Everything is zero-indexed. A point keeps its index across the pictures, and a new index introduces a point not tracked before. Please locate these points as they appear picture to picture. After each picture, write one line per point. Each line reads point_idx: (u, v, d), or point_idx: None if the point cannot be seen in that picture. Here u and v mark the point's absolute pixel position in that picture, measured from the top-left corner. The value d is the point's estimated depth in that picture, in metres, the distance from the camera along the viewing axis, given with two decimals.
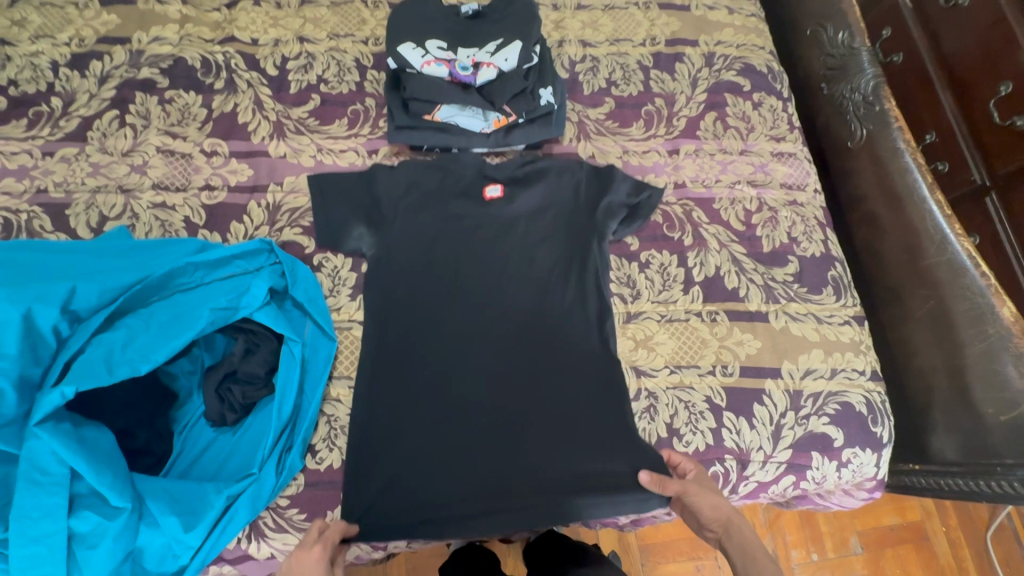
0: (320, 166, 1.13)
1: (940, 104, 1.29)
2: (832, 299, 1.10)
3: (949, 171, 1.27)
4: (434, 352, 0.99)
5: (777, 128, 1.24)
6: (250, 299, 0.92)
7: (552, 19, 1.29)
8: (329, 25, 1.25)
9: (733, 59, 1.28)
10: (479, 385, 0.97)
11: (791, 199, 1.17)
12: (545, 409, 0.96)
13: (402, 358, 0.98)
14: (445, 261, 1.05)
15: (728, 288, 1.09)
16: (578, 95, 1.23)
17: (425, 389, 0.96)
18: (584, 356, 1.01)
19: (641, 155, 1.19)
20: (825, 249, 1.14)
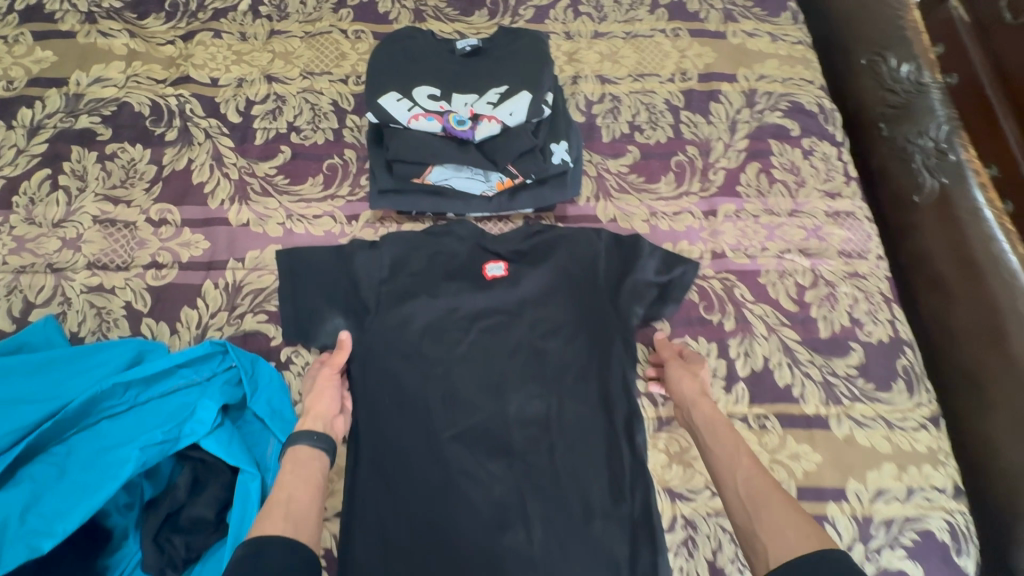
0: (290, 237, 0.95)
1: (1003, 128, 0.99)
2: (904, 397, 0.92)
3: (1017, 212, 0.97)
4: (424, 489, 0.81)
5: (832, 181, 1.04)
6: (194, 425, 0.75)
7: (565, 49, 1.10)
8: (302, 61, 1.07)
9: (779, 97, 1.09)
10: (478, 529, 0.80)
11: (851, 270, 0.98)
12: (558, 560, 0.78)
13: (385, 498, 0.80)
14: (437, 367, 0.86)
15: (779, 386, 0.90)
16: (596, 143, 1.04)
17: (412, 536, 0.78)
18: (605, 487, 0.83)
19: (671, 218, 1.00)
20: (893, 332, 0.96)
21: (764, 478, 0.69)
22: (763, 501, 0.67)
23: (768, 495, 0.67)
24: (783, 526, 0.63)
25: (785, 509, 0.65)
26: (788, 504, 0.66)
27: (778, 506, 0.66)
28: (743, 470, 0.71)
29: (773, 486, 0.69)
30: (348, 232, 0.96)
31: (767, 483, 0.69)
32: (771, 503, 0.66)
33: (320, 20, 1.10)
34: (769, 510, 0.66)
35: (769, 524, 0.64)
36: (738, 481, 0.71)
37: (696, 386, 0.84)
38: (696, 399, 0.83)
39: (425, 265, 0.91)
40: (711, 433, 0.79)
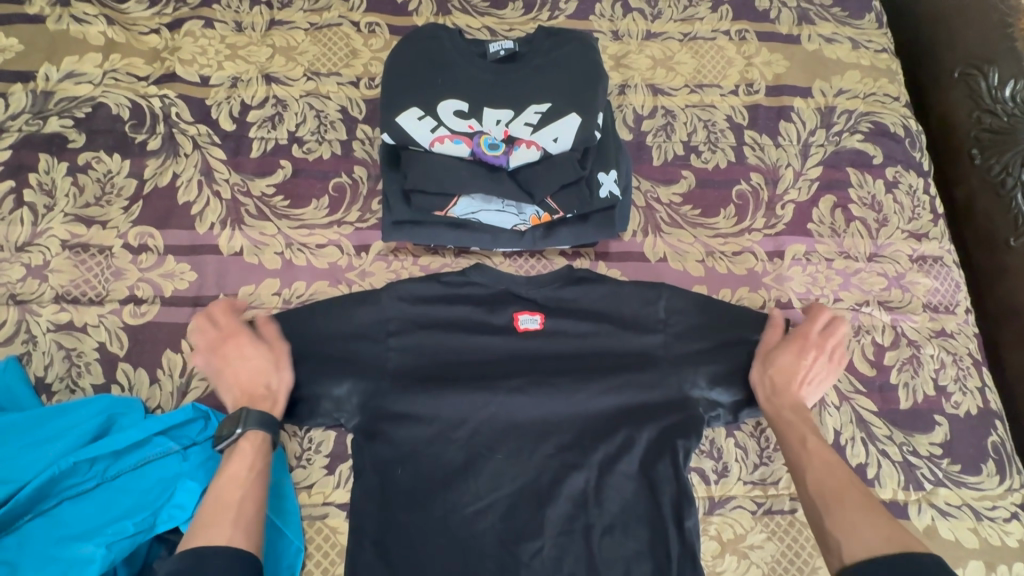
0: (290, 270, 0.82)
1: None
2: (994, 483, 0.79)
3: None
4: None
5: (918, 219, 0.90)
6: (173, 510, 0.63)
7: (612, 53, 0.95)
8: (307, 58, 0.92)
9: (859, 117, 0.94)
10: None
11: (938, 327, 0.85)
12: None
13: None
14: (460, 432, 0.75)
15: (852, 465, 0.78)
16: (646, 167, 0.90)
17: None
18: None
19: (730, 259, 0.86)
20: (984, 403, 0.83)
21: (841, 478, 0.66)
22: (839, 499, 0.64)
23: (848, 498, 0.64)
24: (865, 530, 0.60)
25: (868, 512, 0.62)
26: (870, 508, 0.62)
27: (859, 507, 0.63)
28: (817, 465, 0.68)
29: (847, 484, 0.66)
30: (356, 266, 0.83)
31: (846, 483, 0.65)
32: (852, 506, 0.63)
33: (328, 9, 0.94)
34: (848, 509, 0.63)
35: (846, 523, 0.62)
36: (813, 475, 0.68)
37: (770, 378, 0.74)
38: (768, 392, 0.74)
39: (446, 313, 0.78)
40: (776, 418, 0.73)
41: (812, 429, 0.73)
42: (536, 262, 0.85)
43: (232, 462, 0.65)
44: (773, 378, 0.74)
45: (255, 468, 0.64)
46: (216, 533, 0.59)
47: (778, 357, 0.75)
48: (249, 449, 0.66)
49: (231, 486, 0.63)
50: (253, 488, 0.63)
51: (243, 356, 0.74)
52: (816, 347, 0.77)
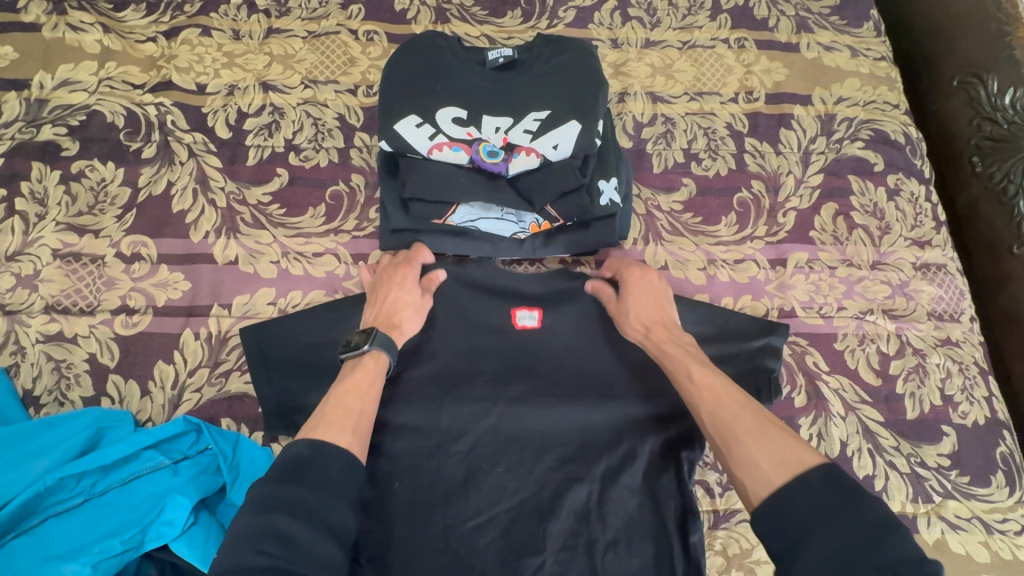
0: (286, 279, 0.81)
1: None
2: (1004, 495, 0.78)
3: None
4: None
5: (920, 227, 0.89)
6: (161, 527, 0.60)
7: (611, 61, 0.94)
8: (304, 65, 0.91)
9: (859, 124, 0.93)
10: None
11: (943, 336, 0.84)
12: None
13: None
14: (460, 444, 0.74)
15: (859, 478, 0.76)
16: (646, 175, 0.89)
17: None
18: None
19: (732, 267, 0.85)
20: (991, 413, 0.81)
21: (733, 408, 0.61)
22: (734, 432, 0.59)
23: (739, 422, 0.59)
24: (758, 458, 0.55)
25: (758, 438, 0.57)
26: (763, 434, 0.57)
27: (751, 437, 0.57)
28: (704, 397, 0.63)
29: (743, 409, 0.61)
30: (353, 275, 0.82)
31: (738, 411, 0.60)
32: (744, 436, 0.58)
33: (326, 17, 0.94)
34: (740, 442, 0.57)
35: (745, 455, 0.56)
36: (702, 409, 0.62)
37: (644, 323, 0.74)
38: (648, 336, 0.73)
39: (445, 323, 0.79)
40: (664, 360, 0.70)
41: (699, 361, 0.68)
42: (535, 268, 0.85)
43: (351, 372, 0.67)
44: (641, 323, 0.74)
45: (376, 386, 0.66)
46: (338, 434, 0.60)
47: (632, 302, 0.76)
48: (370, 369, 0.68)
49: (350, 396, 0.65)
50: (375, 404, 0.64)
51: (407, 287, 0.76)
52: (641, 272, 0.80)
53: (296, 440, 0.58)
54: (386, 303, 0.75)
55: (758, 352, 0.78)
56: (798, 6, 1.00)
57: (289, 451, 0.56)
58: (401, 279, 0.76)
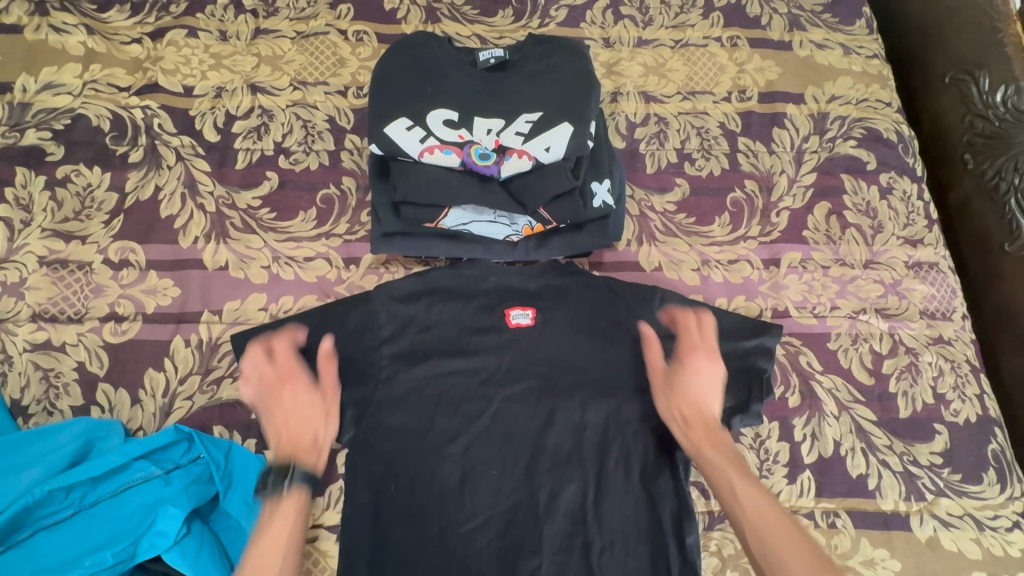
0: (277, 285, 0.80)
1: None
2: (995, 492, 0.78)
3: None
4: None
5: (912, 225, 0.89)
6: (154, 537, 0.60)
7: (603, 60, 0.94)
8: (293, 67, 0.90)
9: (852, 122, 0.93)
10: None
11: (935, 334, 0.84)
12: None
13: None
14: (454, 447, 0.75)
15: (852, 476, 0.77)
16: (639, 175, 0.88)
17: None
18: None
19: (725, 267, 0.85)
20: (983, 410, 0.82)
21: (776, 522, 0.64)
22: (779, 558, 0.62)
23: (781, 543, 0.63)
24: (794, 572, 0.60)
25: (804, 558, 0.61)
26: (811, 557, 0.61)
27: (790, 544, 0.62)
28: (752, 506, 0.66)
29: (788, 533, 0.63)
30: (345, 279, 0.81)
31: (778, 526, 0.64)
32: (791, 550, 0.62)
33: (315, 18, 0.93)
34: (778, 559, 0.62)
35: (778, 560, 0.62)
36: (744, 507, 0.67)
37: (675, 408, 0.74)
38: (678, 424, 0.73)
39: (438, 326, 0.79)
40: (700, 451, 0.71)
41: (739, 466, 0.70)
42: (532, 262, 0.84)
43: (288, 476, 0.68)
44: (681, 406, 0.74)
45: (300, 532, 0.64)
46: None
47: (677, 379, 0.75)
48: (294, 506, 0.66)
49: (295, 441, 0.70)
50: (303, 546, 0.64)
51: (298, 397, 0.72)
52: (704, 352, 0.77)
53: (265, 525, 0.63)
54: (279, 413, 0.72)
55: (751, 352, 0.79)
56: (790, 4, 1.00)
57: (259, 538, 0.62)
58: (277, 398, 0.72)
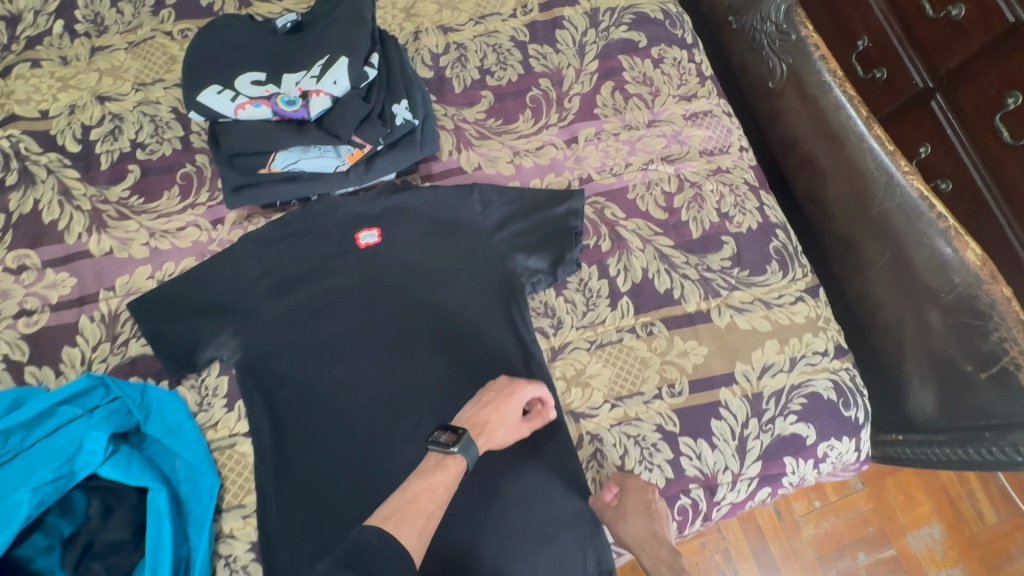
0: (158, 255, 0.94)
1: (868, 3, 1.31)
2: (779, 276, 0.96)
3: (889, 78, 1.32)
4: (346, 472, 0.84)
5: (686, 84, 1.06)
6: (87, 457, 0.77)
7: (401, 7, 1.08)
8: (131, 73, 1.02)
9: (622, 11, 1.09)
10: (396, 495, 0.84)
11: (715, 167, 1.01)
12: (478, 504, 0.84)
13: (297, 499, 0.83)
14: (329, 348, 0.90)
15: (660, 292, 0.94)
16: (448, 96, 1.04)
17: (332, 514, 0.82)
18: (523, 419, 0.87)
19: (534, 153, 1.01)
20: (763, 218, 0.99)
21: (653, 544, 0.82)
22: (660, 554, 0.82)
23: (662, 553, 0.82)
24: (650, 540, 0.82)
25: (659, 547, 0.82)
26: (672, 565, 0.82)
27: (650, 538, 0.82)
28: (632, 531, 0.81)
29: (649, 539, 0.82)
30: (215, 237, 0.95)
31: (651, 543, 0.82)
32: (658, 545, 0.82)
33: (140, 27, 1.05)
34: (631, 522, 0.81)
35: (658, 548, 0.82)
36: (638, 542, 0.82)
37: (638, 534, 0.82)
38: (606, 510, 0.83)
39: (298, 255, 0.93)
40: (623, 521, 0.81)
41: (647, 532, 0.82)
42: (372, 184, 0.98)
43: (434, 468, 0.73)
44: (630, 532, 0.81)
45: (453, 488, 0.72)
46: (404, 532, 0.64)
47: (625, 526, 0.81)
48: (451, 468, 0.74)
49: (425, 498, 0.69)
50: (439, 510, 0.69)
51: (501, 416, 0.80)
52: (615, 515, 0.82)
53: (368, 525, 0.63)
54: (489, 408, 0.80)
55: (564, 216, 0.95)
56: None
57: (361, 535, 0.61)
58: (508, 395, 0.81)
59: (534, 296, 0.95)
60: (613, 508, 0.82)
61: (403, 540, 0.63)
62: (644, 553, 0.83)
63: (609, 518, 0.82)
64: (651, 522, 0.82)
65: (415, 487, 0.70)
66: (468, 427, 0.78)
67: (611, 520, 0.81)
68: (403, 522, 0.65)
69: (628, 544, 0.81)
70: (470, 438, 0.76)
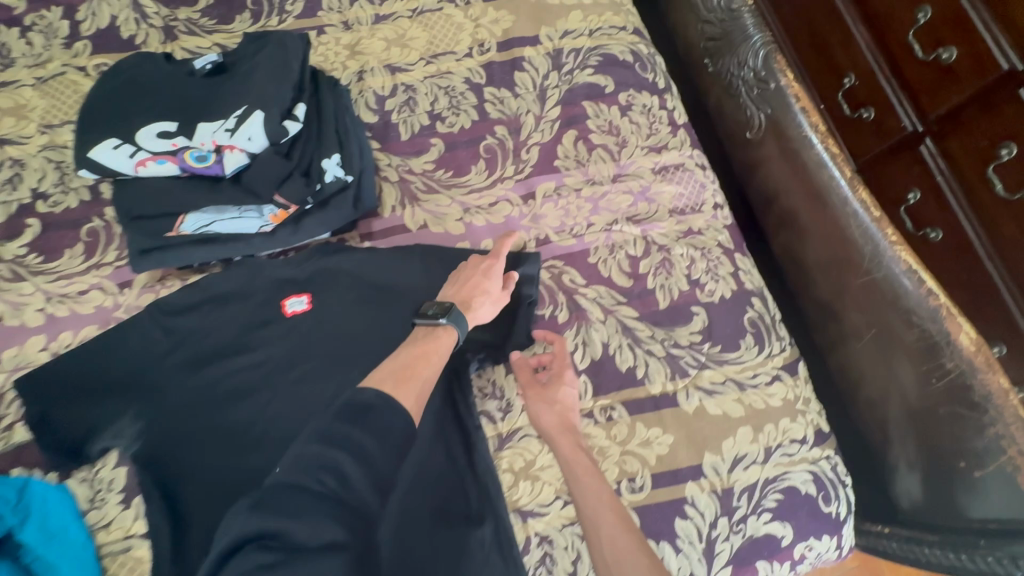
0: (54, 324, 0.83)
1: None
2: (753, 353, 0.87)
3: None
4: None
5: (656, 134, 0.97)
6: None
7: (345, 42, 0.98)
8: (37, 113, 0.91)
9: (588, 52, 1.00)
10: None
11: (686, 228, 0.92)
12: None
13: None
14: (242, 435, 0.78)
15: (622, 371, 0.84)
16: (393, 143, 0.93)
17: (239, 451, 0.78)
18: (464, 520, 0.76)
19: (487, 211, 0.91)
20: (737, 285, 0.90)
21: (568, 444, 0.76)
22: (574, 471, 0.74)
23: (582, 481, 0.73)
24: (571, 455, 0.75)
25: (592, 476, 0.73)
26: (593, 474, 0.73)
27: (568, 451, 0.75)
28: (547, 420, 0.79)
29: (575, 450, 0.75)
30: (123, 304, 0.85)
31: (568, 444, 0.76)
32: (577, 473, 0.73)
33: (51, 61, 0.94)
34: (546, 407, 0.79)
35: (580, 491, 0.72)
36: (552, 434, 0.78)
37: (554, 417, 0.79)
38: (530, 389, 0.81)
39: (212, 326, 0.81)
40: (541, 403, 0.80)
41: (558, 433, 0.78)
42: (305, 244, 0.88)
43: (422, 338, 0.70)
44: (546, 420, 0.79)
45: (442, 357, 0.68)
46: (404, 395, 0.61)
47: (542, 413, 0.79)
48: (442, 338, 0.71)
49: (421, 365, 0.66)
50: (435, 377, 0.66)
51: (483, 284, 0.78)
52: (535, 393, 0.81)
53: (366, 388, 0.60)
54: (468, 284, 0.77)
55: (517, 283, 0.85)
56: None
57: (358, 395, 0.58)
58: (487, 269, 0.79)
59: (480, 372, 0.85)
60: (538, 387, 0.81)
61: (403, 404, 0.59)
62: (556, 434, 0.77)
63: (530, 393, 0.81)
64: (566, 432, 0.78)
65: (408, 355, 0.67)
66: (455, 301, 0.75)
67: (532, 395, 0.80)
68: (402, 386, 0.62)
69: (541, 425, 0.79)
70: (459, 311, 0.74)
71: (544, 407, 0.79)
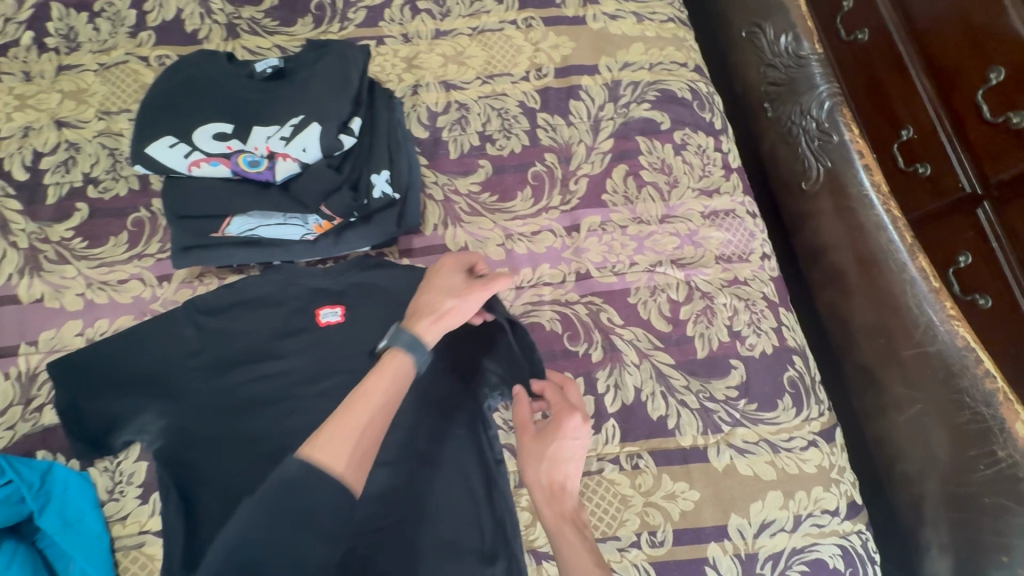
0: (92, 310, 0.83)
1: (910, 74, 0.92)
2: (790, 414, 0.84)
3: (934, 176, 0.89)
4: None
5: (709, 176, 0.94)
6: None
7: (403, 55, 0.97)
8: (97, 99, 0.93)
9: (646, 86, 0.98)
10: None
11: (731, 277, 0.89)
12: None
13: None
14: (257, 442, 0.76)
15: (652, 419, 0.82)
16: (441, 161, 0.93)
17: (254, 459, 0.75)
18: None
19: (529, 239, 0.90)
20: (779, 342, 0.87)
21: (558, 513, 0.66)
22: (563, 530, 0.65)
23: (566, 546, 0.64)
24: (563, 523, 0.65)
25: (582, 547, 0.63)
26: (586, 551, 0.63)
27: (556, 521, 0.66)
28: (540, 471, 0.68)
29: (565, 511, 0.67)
30: (160, 296, 0.85)
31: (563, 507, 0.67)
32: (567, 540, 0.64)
33: (115, 48, 0.95)
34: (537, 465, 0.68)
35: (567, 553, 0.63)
36: (541, 491, 0.68)
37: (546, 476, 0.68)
38: (526, 432, 0.70)
39: (245, 328, 0.81)
40: (533, 460, 0.69)
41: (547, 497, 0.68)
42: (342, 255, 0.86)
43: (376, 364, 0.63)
44: (545, 478, 0.68)
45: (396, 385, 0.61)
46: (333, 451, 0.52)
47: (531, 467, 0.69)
48: (389, 370, 0.62)
49: (356, 412, 0.57)
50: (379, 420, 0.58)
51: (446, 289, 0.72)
52: (530, 435, 0.70)
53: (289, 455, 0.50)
54: (428, 295, 0.71)
55: None
56: None
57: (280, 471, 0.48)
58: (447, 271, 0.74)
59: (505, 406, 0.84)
60: (532, 434, 0.70)
61: (330, 456, 0.51)
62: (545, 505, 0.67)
63: (523, 441, 0.70)
64: (565, 495, 0.68)
65: (363, 388, 0.59)
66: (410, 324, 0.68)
67: (527, 441, 0.69)
68: (334, 440, 0.53)
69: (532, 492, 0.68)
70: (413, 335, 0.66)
71: (538, 463, 0.68)
